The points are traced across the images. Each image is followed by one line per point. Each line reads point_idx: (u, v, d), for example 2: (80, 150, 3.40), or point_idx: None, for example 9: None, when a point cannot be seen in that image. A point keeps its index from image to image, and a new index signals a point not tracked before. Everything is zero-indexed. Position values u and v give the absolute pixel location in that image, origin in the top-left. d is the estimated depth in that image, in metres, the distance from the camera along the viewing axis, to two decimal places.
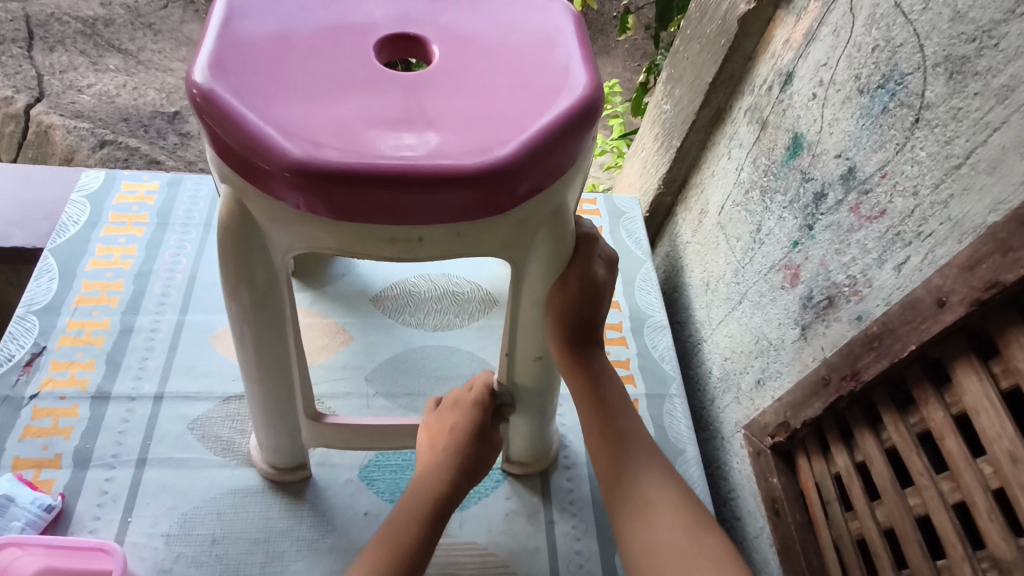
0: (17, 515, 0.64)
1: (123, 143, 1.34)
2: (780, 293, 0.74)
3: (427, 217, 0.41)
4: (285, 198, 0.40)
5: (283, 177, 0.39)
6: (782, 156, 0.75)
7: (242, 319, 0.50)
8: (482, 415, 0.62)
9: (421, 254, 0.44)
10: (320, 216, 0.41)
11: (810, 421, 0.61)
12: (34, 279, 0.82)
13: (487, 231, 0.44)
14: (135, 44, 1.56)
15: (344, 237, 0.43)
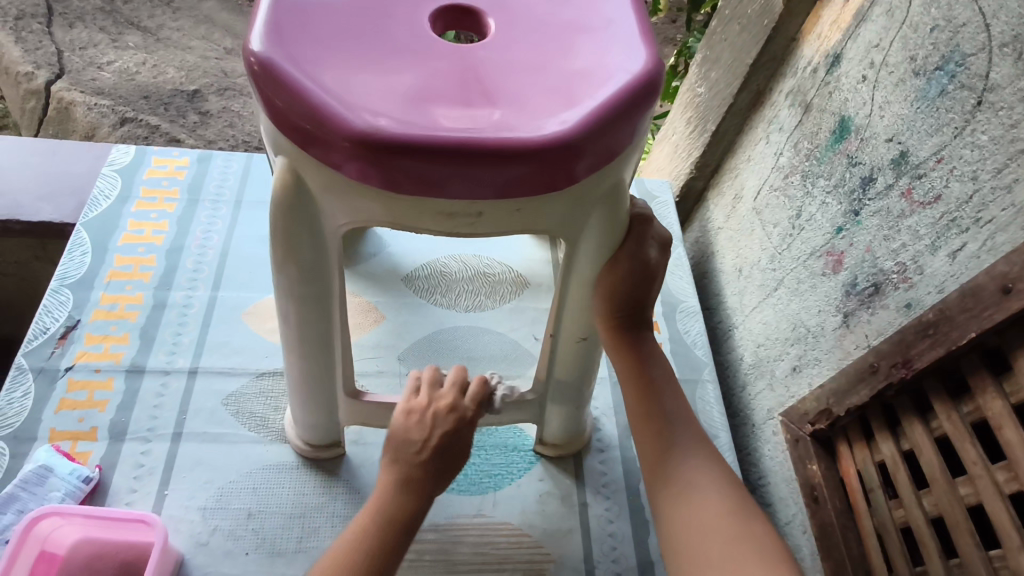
0: (56, 486, 0.64)
1: (144, 121, 1.32)
2: (821, 280, 0.73)
3: (489, 190, 0.40)
4: (345, 169, 0.40)
5: (344, 147, 0.39)
6: (827, 140, 0.73)
7: (290, 295, 0.50)
8: (468, 426, 0.55)
9: (477, 228, 0.43)
10: (379, 187, 0.40)
11: (855, 408, 0.60)
12: (67, 253, 0.82)
13: (546, 206, 0.43)
14: (155, 21, 1.55)
15: (401, 211, 0.42)
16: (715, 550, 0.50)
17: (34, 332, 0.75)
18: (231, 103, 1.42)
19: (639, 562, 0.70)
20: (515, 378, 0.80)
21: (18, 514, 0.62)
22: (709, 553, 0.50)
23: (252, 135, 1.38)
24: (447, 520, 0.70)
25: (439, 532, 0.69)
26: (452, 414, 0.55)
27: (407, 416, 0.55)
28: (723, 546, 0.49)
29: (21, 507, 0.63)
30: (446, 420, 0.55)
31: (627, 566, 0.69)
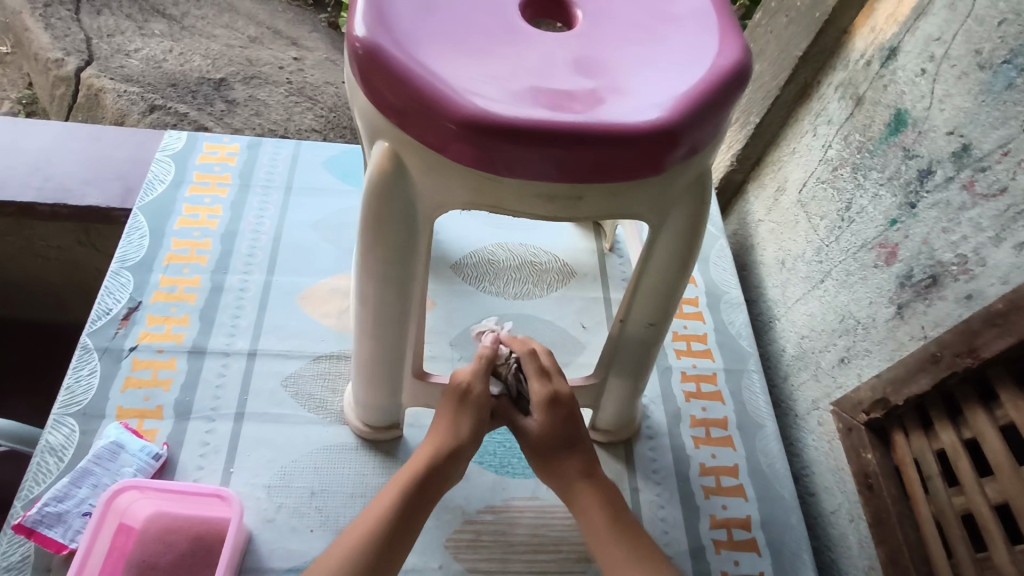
0: (127, 461, 0.66)
1: (172, 109, 1.32)
2: (873, 272, 0.74)
3: (591, 175, 0.42)
4: (450, 154, 0.42)
5: (451, 131, 0.40)
6: (880, 133, 0.74)
7: (371, 277, 0.52)
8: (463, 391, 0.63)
9: (574, 212, 0.45)
10: (483, 171, 0.42)
11: (913, 398, 0.62)
12: (125, 236, 0.84)
13: (641, 190, 0.45)
14: (179, 10, 1.55)
15: (503, 194, 0.44)
16: None
17: (98, 313, 0.77)
18: (257, 91, 1.41)
19: (690, 546, 0.71)
20: (565, 365, 0.81)
21: (92, 489, 0.65)
22: None
23: (278, 124, 1.37)
24: (503, 503, 0.71)
25: (496, 513, 0.70)
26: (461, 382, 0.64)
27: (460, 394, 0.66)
28: None
29: (95, 481, 0.65)
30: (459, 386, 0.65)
31: (679, 550, 0.71)
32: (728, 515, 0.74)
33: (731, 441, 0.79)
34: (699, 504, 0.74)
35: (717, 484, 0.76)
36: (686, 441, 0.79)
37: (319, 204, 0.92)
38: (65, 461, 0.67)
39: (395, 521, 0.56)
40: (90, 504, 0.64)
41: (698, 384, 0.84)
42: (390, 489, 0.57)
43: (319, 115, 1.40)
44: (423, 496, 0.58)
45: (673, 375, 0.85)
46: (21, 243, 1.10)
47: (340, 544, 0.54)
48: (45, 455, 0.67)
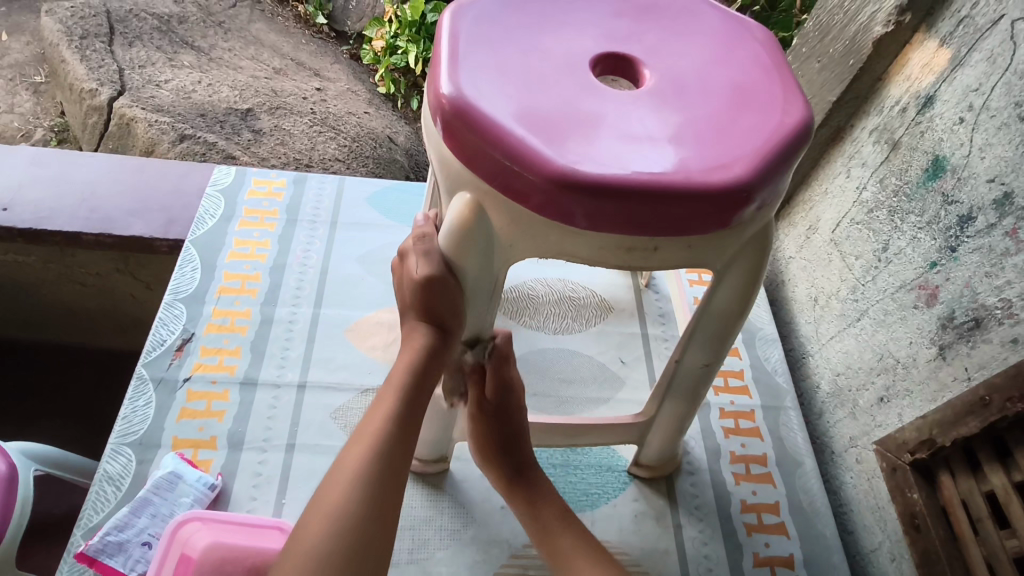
0: (184, 491, 0.67)
1: (202, 138, 1.30)
2: (913, 313, 0.75)
3: (670, 227, 0.44)
4: (535, 206, 0.44)
5: (540, 185, 0.43)
6: (918, 178, 0.76)
7: (432, 317, 0.55)
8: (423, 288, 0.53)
9: (651, 262, 0.47)
10: (568, 224, 0.44)
11: (961, 439, 0.63)
12: (179, 268, 0.86)
13: (713, 241, 0.47)
14: (208, 42, 1.59)
15: (583, 246, 0.46)
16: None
17: (153, 343, 0.79)
18: (283, 121, 1.40)
19: None
20: (607, 400, 0.82)
21: (151, 518, 0.66)
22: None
23: (302, 153, 1.35)
24: None
25: None
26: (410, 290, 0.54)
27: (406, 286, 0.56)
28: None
29: (154, 511, 0.66)
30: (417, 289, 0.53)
31: None
32: (771, 553, 0.74)
33: (771, 478, 0.80)
34: (742, 542, 0.75)
35: (759, 521, 0.76)
36: (726, 477, 0.80)
37: (362, 238, 0.94)
38: (122, 490, 0.68)
39: (373, 472, 0.49)
40: (150, 534, 0.65)
41: (736, 420, 0.85)
42: (336, 484, 0.49)
43: (342, 144, 1.38)
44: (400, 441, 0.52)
45: (712, 411, 0.86)
46: (61, 270, 1.09)
47: (291, 556, 0.46)
48: (103, 484, 0.68)
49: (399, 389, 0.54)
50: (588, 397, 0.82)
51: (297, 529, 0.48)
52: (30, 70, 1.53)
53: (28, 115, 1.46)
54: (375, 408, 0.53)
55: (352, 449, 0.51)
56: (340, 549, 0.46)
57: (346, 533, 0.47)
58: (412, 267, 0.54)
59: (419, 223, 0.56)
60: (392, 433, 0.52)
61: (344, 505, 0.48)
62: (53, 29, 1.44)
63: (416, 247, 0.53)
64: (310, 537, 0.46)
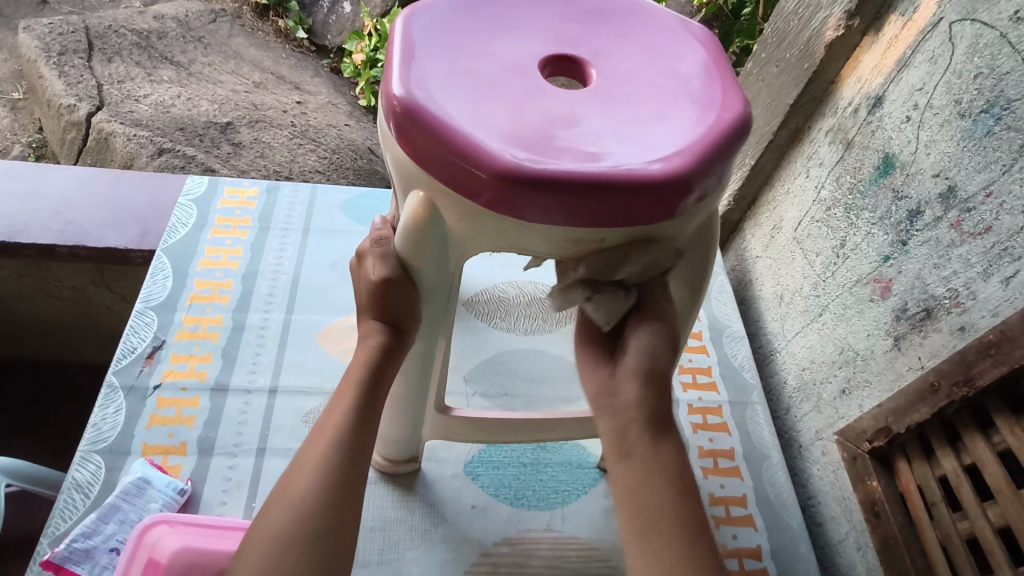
0: (153, 497, 0.67)
1: (181, 152, 1.30)
2: (869, 306, 0.77)
3: (615, 218, 0.46)
4: (485, 201, 0.46)
5: (488, 181, 0.45)
6: (870, 175, 0.78)
7: (386, 316, 0.55)
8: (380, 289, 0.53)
9: (600, 254, 0.49)
10: (516, 218, 0.46)
11: (915, 426, 0.65)
12: (150, 277, 0.87)
13: (658, 231, 0.49)
14: (187, 57, 1.60)
15: (533, 238, 0.48)
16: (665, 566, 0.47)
17: (123, 352, 0.80)
18: (262, 134, 1.41)
19: None
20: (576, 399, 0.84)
21: (119, 525, 0.66)
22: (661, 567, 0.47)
23: (282, 165, 1.35)
24: (520, 535, 0.73)
25: (513, 546, 0.72)
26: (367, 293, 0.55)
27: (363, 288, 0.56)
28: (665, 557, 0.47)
29: (123, 517, 0.66)
30: (374, 290, 0.54)
31: None
32: (738, 545, 0.75)
33: (739, 472, 0.81)
34: (710, 534, 0.76)
35: (727, 514, 0.78)
36: (695, 472, 0.81)
37: (334, 244, 0.95)
38: (91, 498, 0.68)
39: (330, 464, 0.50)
40: (117, 540, 0.65)
41: (705, 416, 0.87)
42: (299, 476, 0.50)
43: (322, 155, 1.39)
44: (360, 431, 0.52)
45: (680, 408, 0.87)
46: (36, 283, 1.09)
47: (256, 546, 0.47)
48: (71, 493, 0.68)
49: (356, 382, 0.54)
50: (558, 396, 0.84)
51: (256, 524, 0.49)
52: (8, 87, 1.52)
53: (7, 132, 1.46)
54: (335, 401, 0.54)
55: (310, 446, 0.52)
56: (305, 536, 0.47)
57: (310, 521, 0.47)
58: (369, 269, 0.55)
59: (377, 225, 0.58)
60: (351, 424, 0.52)
61: (304, 497, 0.48)
62: (31, 46, 1.44)
63: (373, 251, 0.55)
64: (274, 527, 0.47)
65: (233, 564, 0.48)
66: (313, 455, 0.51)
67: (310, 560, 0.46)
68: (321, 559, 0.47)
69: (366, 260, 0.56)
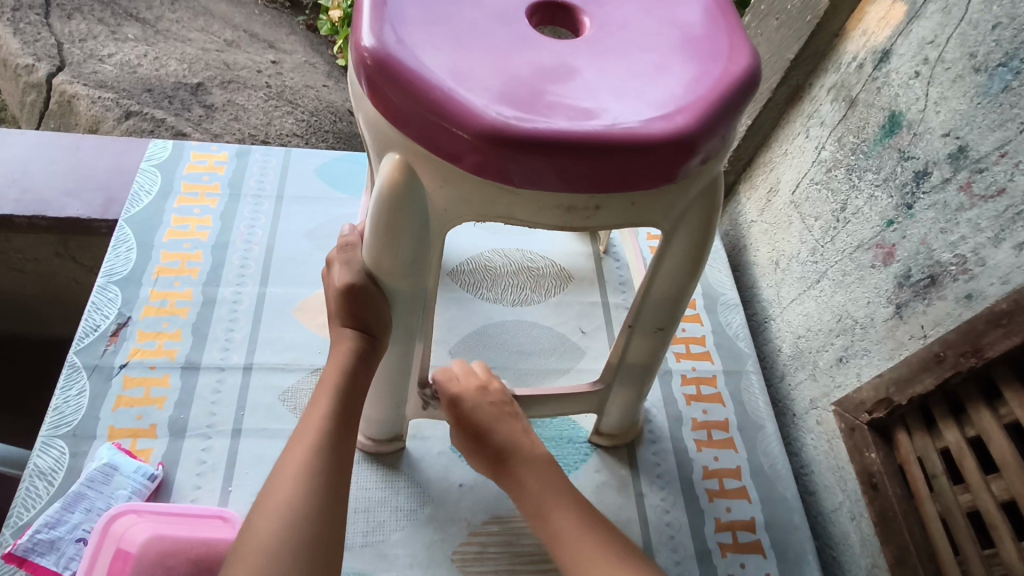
0: (121, 484, 0.64)
1: (150, 114, 1.23)
2: (870, 272, 0.74)
3: (611, 182, 0.42)
4: (469, 165, 0.41)
5: (471, 142, 0.40)
6: (875, 135, 0.74)
7: (357, 323, 0.54)
8: (348, 297, 0.52)
9: (593, 222, 0.45)
10: (503, 183, 0.42)
11: (917, 397, 0.63)
12: (112, 249, 0.82)
13: (659, 196, 0.45)
14: (154, 13, 1.48)
15: (520, 206, 0.43)
16: None
17: (85, 329, 0.75)
18: (236, 96, 1.33)
19: (697, 551, 0.71)
20: (566, 371, 0.81)
21: (85, 514, 0.63)
22: None
23: (258, 128, 1.29)
24: (509, 513, 0.70)
25: (502, 524, 0.69)
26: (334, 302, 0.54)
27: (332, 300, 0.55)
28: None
29: (89, 506, 0.63)
30: (339, 301, 0.53)
31: (686, 555, 0.71)
32: (732, 518, 0.74)
33: (733, 443, 0.80)
34: (703, 508, 0.74)
35: (721, 487, 0.76)
36: (688, 444, 0.79)
37: (310, 212, 0.90)
38: (54, 485, 0.64)
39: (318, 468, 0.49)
40: (84, 530, 0.62)
41: (698, 386, 0.84)
42: (282, 483, 0.47)
43: (300, 118, 1.31)
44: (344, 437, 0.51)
45: (673, 379, 0.85)
46: None
47: (244, 556, 0.44)
48: (34, 480, 0.64)
49: (334, 388, 0.53)
50: (547, 368, 0.80)
51: (239, 535, 0.46)
52: None
53: None
54: (311, 411, 0.53)
55: (292, 453, 0.50)
56: (297, 540, 0.45)
57: (301, 525, 0.45)
58: (337, 277, 0.54)
59: (347, 233, 0.58)
60: (331, 431, 0.51)
61: (294, 501, 0.46)
62: None
63: (342, 259, 0.55)
64: (261, 534, 0.45)
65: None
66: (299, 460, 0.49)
67: (303, 564, 0.44)
68: (316, 561, 0.45)
69: (335, 268, 0.55)
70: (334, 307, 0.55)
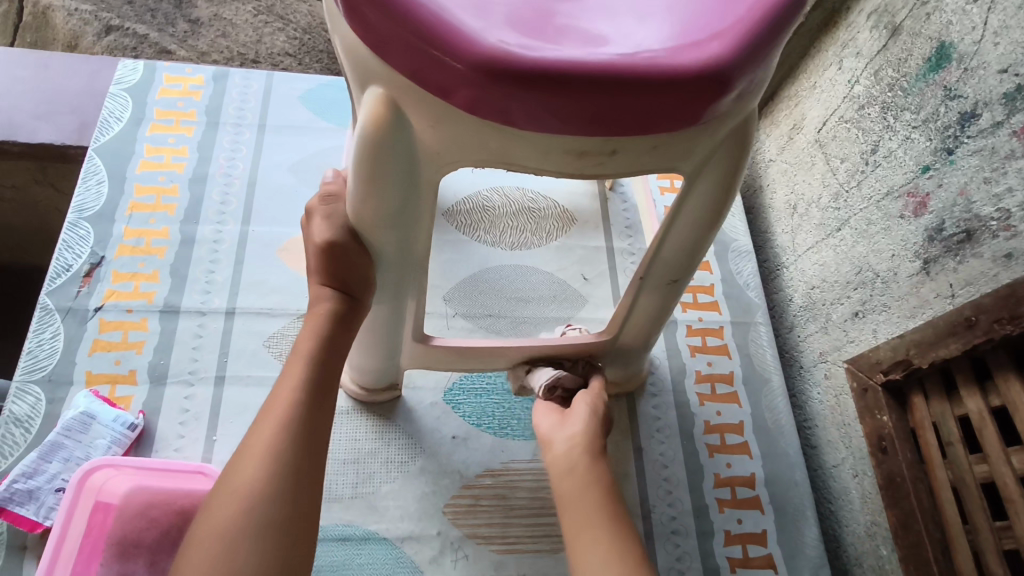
0: (99, 433, 0.62)
1: (131, 30, 1.13)
2: (897, 223, 0.69)
3: (627, 125, 0.36)
4: (460, 103, 0.35)
5: (464, 75, 0.34)
6: (919, 69, 0.67)
7: (337, 281, 0.50)
8: (327, 251, 0.48)
9: (606, 170, 0.39)
10: (503, 124, 0.36)
11: (939, 361, 0.59)
12: (82, 182, 0.76)
13: (682, 140, 0.38)
14: None
15: (523, 151, 0.38)
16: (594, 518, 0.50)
17: (57, 269, 0.71)
18: (224, 8, 1.18)
19: (693, 506, 0.70)
20: (566, 321, 0.77)
21: (64, 464, 0.61)
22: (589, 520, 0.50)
23: (247, 46, 1.15)
24: (502, 466, 0.68)
25: (495, 477, 0.67)
26: (313, 257, 0.50)
27: (310, 254, 0.51)
28: (592, 517, 0.50)
29: (67, 455, 0.61)
30: (319, 256, 0.49)
31: (682, 510, 0.69)
32: (732, 474, 0.72)
33: (737, 397, 0.77)
34: (703, 463, 0.72)
35: (722, 442, 0.74)
36: (691, 398, 0.76)
37: (296, 143, 0.83)
38: (32, 433, 0.62)
39: (285, 448, 0.45)
40: (63, 480, 0.60)
41: (704, 338, 0.80)
42: (246, 464, 0.44)
43: (292, 36, 1.17)
44: (317, 411, 0.48)
45: (678, 329, 0.81)
46: None
47: (200, 544, 0.41)
48: (10, 427, 0.62)
49: (307, 355, 0.49)
50: (547, 317, 0.77)
51: (201, 515, 0.44)
52: None
53: None
54: (283, 380, 0.49)
55: (256, 430, 0.46)
56: (259, 523, 0.42)
57: (264, 508, 0.43)
58: (315, 231, 0.50)
59: (327, 181, 0.53)
60: (302, 403, 0.47)
61: (256, 484, 0.43)
62: None
63: (321, 210, 0.50)
64: (219, 519, 0.42)
65: (177, 560, 0.42)
66: (262, 441, 0.45)
67: (264, 553, 0.41)
68: (280, 548, 0.42)
69: (313, 219, 0.50)
70: (313, 261, 0.51)
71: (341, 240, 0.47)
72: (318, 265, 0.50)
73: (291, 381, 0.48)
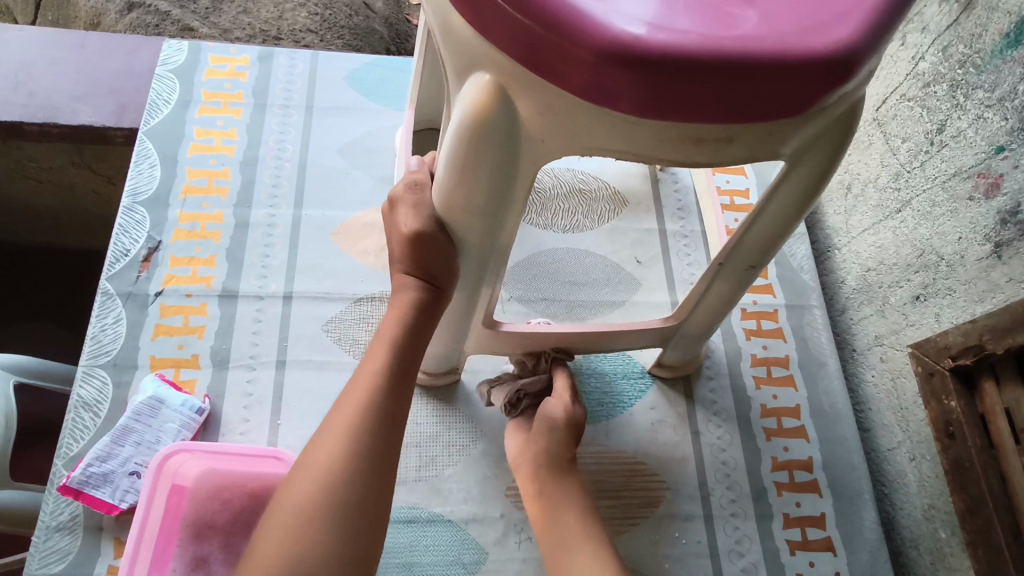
0: (169, 418, 0.62)
1: (153, 6, 1.11)
2: (966, 205, 0.67)
3: (747, 110, 0.34)
4: (573, 89, 0.34)
5: (580, 62, 0.33)
6: (994, 46, 0.64)
7: (420, 271, 0.49)
8: (413, 238, 0.47)
9: (718, 157, 0.38)
10: (617, 109, 0.35)
11: (1016, 347, 0.58)
12: (134, 165, 0.75)
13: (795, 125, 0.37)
14: None
15: (633, 137, 0.37)
16: (573, 536, 0.56)
17: (115, 254, 0.71)
18: None
19: (752, 490, 0.70)
20: (621, 304, 0.76)
21: (136, 447, 0.61)
22: (568, 534, 0.56)
23: (270, 22, 1.13)
24: None
25: None
26: (399, 244, 0.50)
27: (394, 241, 0.51)
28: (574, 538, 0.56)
29: (138, 439, 0.61)
30: (404, 243, 0.48)
31: (742, 493, 0.70)
32: (789, 457, 0.72)
33: (793, 381, 0.76)
34: (760, 447, 0.72)
35: (779, 426, 0.73)
36: (747, 381, 0.76)
37: (341, 124, 0.82)
38: (101, 417, 0.63)
39: (365, 430, 0.45)
40: (137, 463, 0.61)
41: (759, 321, 0.79)
42: (326, 443, 0.45)
43: (314, 11, 1.14)
44: (398, 397, 0.48)
45: (733, 313, 0.80)
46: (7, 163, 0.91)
47: (277, 519, 0.42)
48: (79, 411, 0.63)
49: (391, 340, 0.49)
50: (600, 300, 0.76)
51: (281, 490, 0.44)
52: None
53: None
54: (365, 364, 0.49)
55: (337, 409, 0.47)
56: (336, 505, 0.42)
57: (342, 490, 0.43)
58: (400, 219, 0.49)
59: (413, 168, 0.52)
60: (383, 389, 0.47)
61: (335, 464, 0.44)
62: None
63: (408, 198, 0.49)
64: (298, 495, 0.43)
65: (257, 531, 0.43)
66: (342, 421, 0.45)
67: (337, 533, 0.42)
68: (352, 530, 0.42)
69: (399, 207, 0.49)
70: (397, 247, 0.50)
71: (428, 229, 0.46)
72: (402, 252, 0.49)
73: (371, 367, 0.48)
